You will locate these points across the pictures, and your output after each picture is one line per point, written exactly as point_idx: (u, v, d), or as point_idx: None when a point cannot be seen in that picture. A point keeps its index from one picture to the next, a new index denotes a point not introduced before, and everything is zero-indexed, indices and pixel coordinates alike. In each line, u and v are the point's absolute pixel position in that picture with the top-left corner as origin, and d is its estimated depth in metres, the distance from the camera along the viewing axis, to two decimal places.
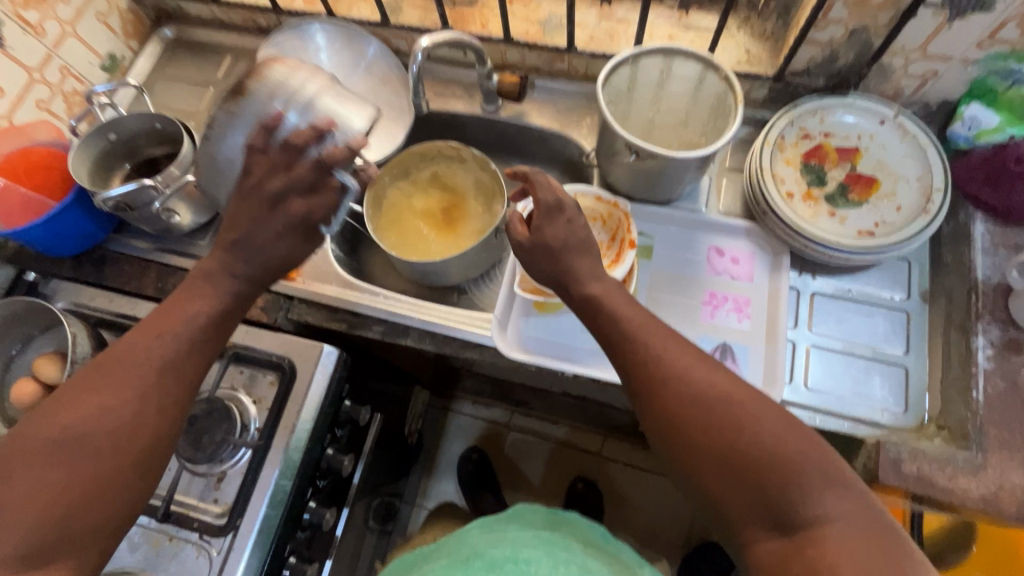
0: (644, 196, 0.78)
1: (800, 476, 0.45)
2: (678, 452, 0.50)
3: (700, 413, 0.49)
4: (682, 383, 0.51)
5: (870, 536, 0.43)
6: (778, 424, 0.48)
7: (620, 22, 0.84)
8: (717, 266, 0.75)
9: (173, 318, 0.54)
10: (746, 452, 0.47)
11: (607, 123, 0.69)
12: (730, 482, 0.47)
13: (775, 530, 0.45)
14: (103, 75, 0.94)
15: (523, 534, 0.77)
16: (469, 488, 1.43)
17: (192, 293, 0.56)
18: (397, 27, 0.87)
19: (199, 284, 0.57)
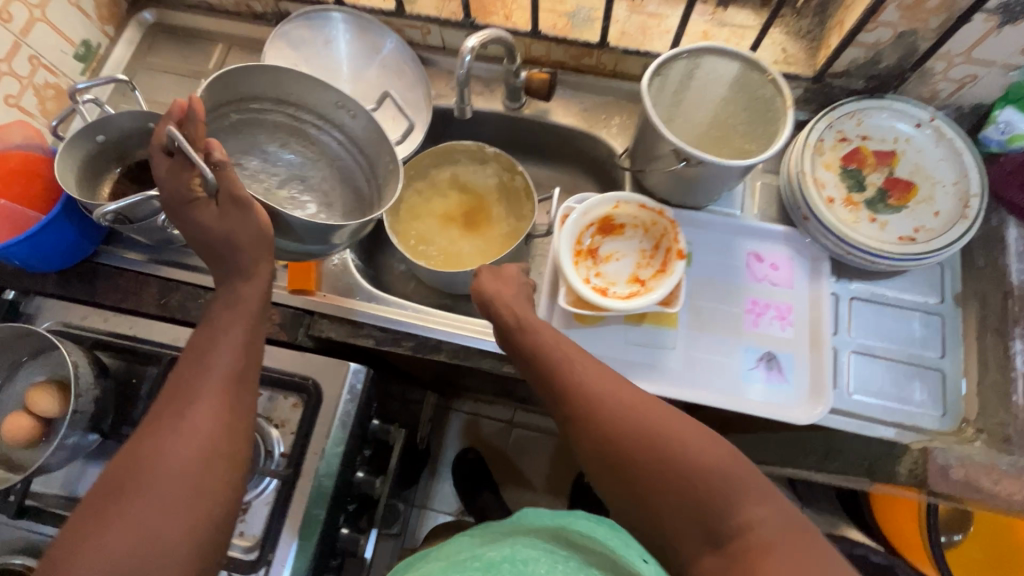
0: (683, 201, 0.76)
1: (724, 484, 0.48)
2: (618, 481, 0.52)
3: (624, 438, 0.52)
4: (611, 413, 0.54)
5: (787, 533, 0.46)
6: (695, 437, 0.51)
7: (652, 16, 0.80)
8: (756, 272, 0.74)
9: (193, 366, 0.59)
10: (672, 469, 0.49)
11: (655, 127, 0.66)
12: (667, 499, 0.49)
13: (709, 546, 0.47)
14: (77, 65, 0.84)
15: (523, 537, 0.67)
16: (467, 491, 1.40)
17: (210, 338, 0.61)
18: (414, 17, 0.81)
19: (222, 320, 0.62)
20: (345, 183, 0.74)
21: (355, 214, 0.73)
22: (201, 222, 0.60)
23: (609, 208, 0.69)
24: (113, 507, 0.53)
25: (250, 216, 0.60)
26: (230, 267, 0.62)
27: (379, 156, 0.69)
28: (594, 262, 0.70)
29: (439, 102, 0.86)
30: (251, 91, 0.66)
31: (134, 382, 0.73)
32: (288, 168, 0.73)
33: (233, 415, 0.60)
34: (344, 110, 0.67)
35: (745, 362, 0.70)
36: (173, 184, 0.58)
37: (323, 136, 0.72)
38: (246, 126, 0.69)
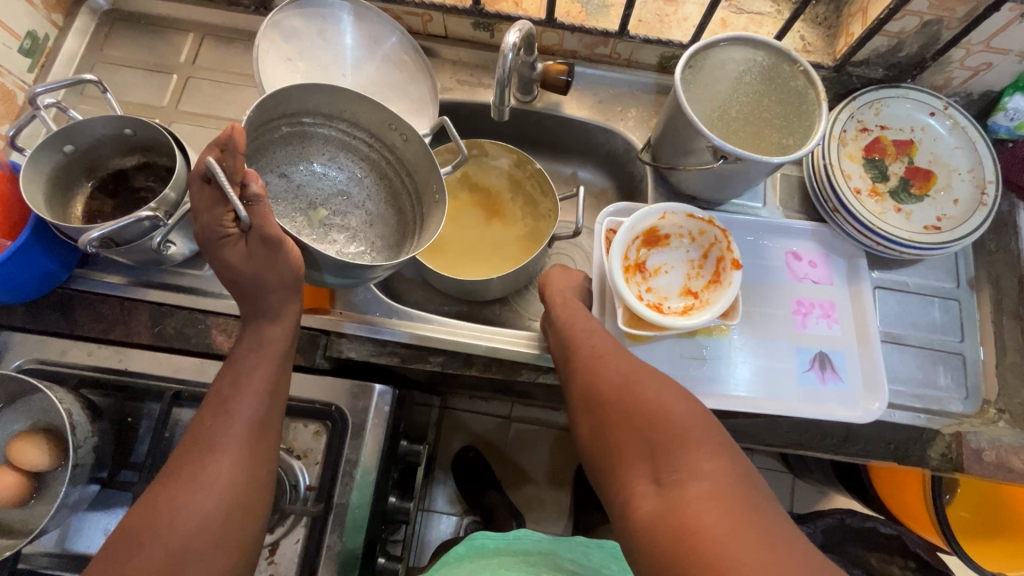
0: (710, 195, 0.74)
1: (683, 437, 0.51)
2: (595, 428, 0.57)
3: (607, 390, 0.57)
4: (599, 365, 0.59)
5: (735, 490, 0.47)
6: (678, 400, 0.54)
7: (668, 3, 0.77)
8: (796, 271, 0.74)
9: (226, 384, 0.56)
10: (643, 418, 0.53)
11: (693, 122, 0.62)
12: (632, 443, 0.53)
13: (653, 487, 0.50)
14: (24, 62, 0.72)
15: (509, 557, 0.70)
16: (468, 494, 1.27)
17: (239, 369, 0.57)
18: (416, 4, 0.75)
19: (250, 354, 0.57)
20: (388, 202, 0.72)
21: (394, 237, 0.71)
22: (229, 260, 0.55)
23: (654, 219, 0.68)
24: (127, 563, 0.47)
25: (279, 260, 0.55)
26: (259, 303, 0.57)
27: (427, 184, 0.66)
28: (643, 276, 0.69)
29: (445, 95, 0.80)
30: (305, 106, 0.64)
31: (131, 421, 0.67)
32: (334, 181, 0.71)
33: (256, 462, 0.54)
34: (395, 131, 0.65)
35: (799, 365, 0.70)
36: (206, 217, 0.53)
37: (372, 152, 0.70)
38: (296, 139, 0.67)
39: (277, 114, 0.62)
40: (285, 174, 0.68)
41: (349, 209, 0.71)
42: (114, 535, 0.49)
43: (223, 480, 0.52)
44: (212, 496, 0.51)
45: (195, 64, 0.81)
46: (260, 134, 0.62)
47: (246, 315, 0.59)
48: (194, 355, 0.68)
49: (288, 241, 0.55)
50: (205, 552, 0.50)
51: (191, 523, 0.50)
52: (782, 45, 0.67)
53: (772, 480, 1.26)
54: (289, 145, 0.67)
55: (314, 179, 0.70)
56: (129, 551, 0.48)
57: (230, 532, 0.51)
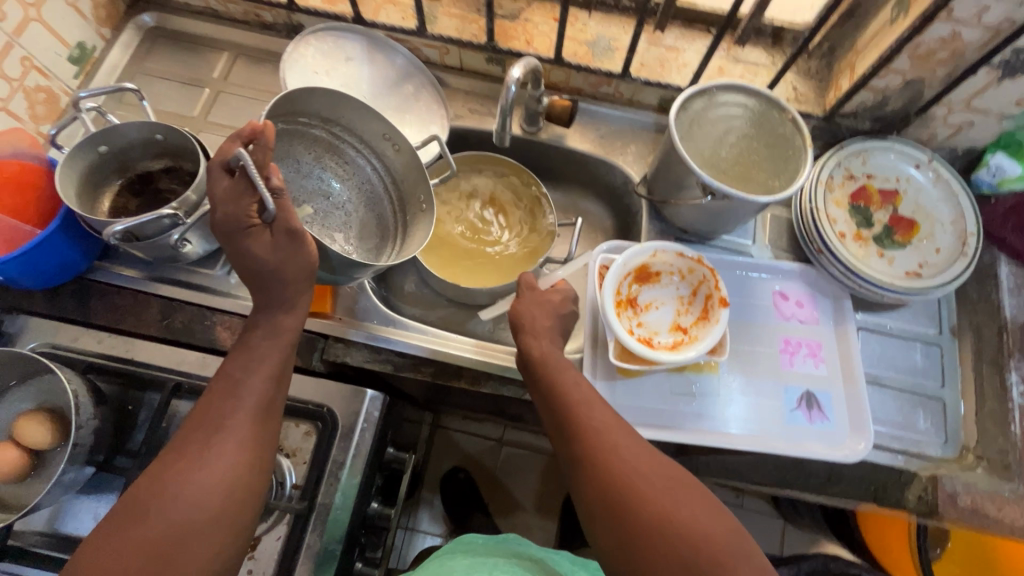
0: (701, 229, 0.77)
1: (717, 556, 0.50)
2: (618, 529, 0.53)
3: (621, 484, 0.54)
4: (615, 433, 0.58)
5: None
6: (698, 505, 0.53)
7: (670, 50, 0.82)
8: (784, 310, 0.76)
9: (240, 368, 0.59)
10: (671, 523, 0.51)
11: (685, 160, 0.66)
12: (662, 555, 0.50)
13: None
14: (72, 69, 0.79)
15: (503, 560, 0.71)
16: (453, 515, 1.27)
17: (246, 365, 0.59)
18: (434, 37, 0.81)
19: (261, 349, 0.61)
20: (367, 207, 0.77)
21: (374, 240, 0.77)
22: (254, 251, 0.58)
23: (646, 256, 0.70)
24: (128, 534, 0.49)
25: (302, 251, 0.60)
26: (275, 298, 0.62)
27: (413, 196, 0.75)
28: (634, 311, 0.71)
29: (456, 122, 0.85)
30: (306, 107, 0.70)
31: (131, 409, 0.69)
32: (319, 181, 0.76)
33: (259, 450, 0.57)
34: (390, 143, 0.72)
35: (787, 404, 0.72)
36: (231, 209, 0.55)
37: (362, 158, 0.76)
38: (286, 138, 0.72)
39: (277, 112, 0.67)
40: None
41: (330, 210, 0.76)
42: (120, 503, 0.51)
43: (231, 465, 0.54)
44: (216, 481, 0.53)
45: (227, 80, 0.87)
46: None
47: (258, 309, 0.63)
48: (198, 350, 0.72)
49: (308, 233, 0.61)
50: (203, 532, 0.51)
51: (195, 499, 0.52)
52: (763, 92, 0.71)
53: (759, 523, 1.25)
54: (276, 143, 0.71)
55: (299, 176, 0.74)
56: (133, 521, 0.50)
57: (230, 520, 0.53)
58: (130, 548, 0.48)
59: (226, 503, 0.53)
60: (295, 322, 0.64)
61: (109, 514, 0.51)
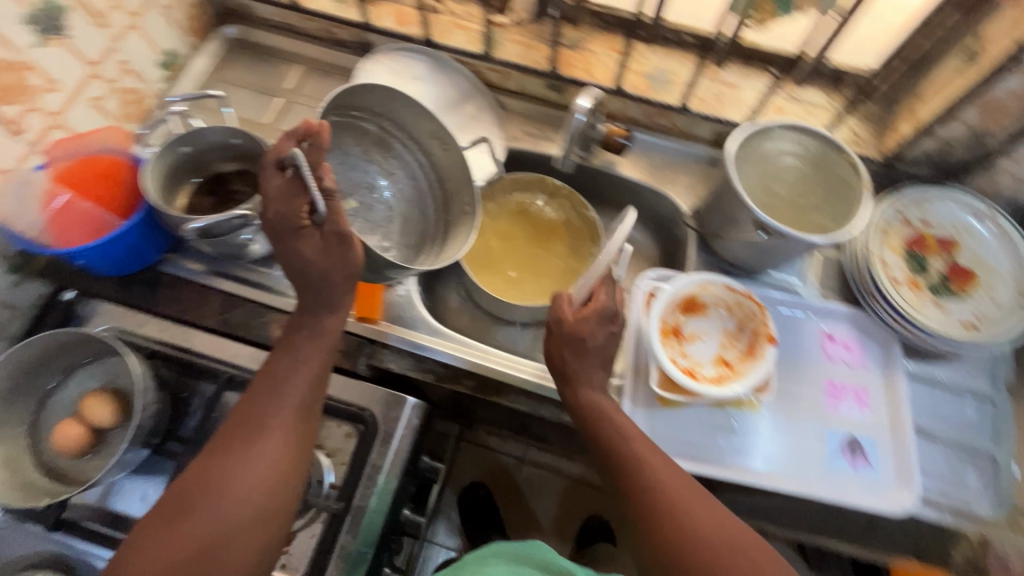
0: (750, 264, 0.77)
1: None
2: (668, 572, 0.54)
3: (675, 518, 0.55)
4: (660, 466, 0.59)
5: None
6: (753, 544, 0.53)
7: (728, 85, 0.82)
8: (830, 352, 0.75)
9: (281, 367, 0.61)
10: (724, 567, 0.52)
11: (740, 195, 0.67)
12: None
13: None
14: (160, 73, 0.85)
15: None
16: (470, 530, 1.27)
17: (289, 365, 0.61)
18: (497, 62, 0.84)
19: (302, 348, 0.62)
20: (409, 203, 0.81)
21: (413, 237, 0.80)
22: (304, 252, 0.61)
23: (695, 288, 0.72)
24: (177, 523, 0.52)
25: (349, 256, 0.62)
26: (320, 300, 0.63)
27: (457, 199, 0.78)
28: (679, 341, 0.71)
29: (512, 143, 0.88)
30: (359, 102, 0.75)
31: (185, 397, 0.72)
32: (365, 175, 0.80)
33: (299, 449, 0.59)
34: (438, 141, 0.77)
35: (830, 448, 0.70)
36: (283, 209, 0.59)
37: (408, 155, 0.80)
38: (338, 131, 0.77)
39: (331, 106, 0.73)
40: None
41: (373, 203, 0.80)
42: (169, 494, 0.54)
43: (273, 461, 0.56)
44: (257, 477, 0.55)
45: (298, 91, 0.92)
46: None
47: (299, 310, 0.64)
48: (252, 344, 0.75)
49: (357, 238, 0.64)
50: (246, 526, 0.53)
51: (238, 493, 0.54)
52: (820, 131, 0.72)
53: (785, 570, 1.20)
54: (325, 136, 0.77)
55: (347, 168, 0.79)
56: (180, 513, 0.52)
57: (271, 515, 0.55)
58: (177, 537, 0.51)
59: (269, 498, 0.55)
60: (338, 323, 0.66)
61: (155, 508, 0.54)
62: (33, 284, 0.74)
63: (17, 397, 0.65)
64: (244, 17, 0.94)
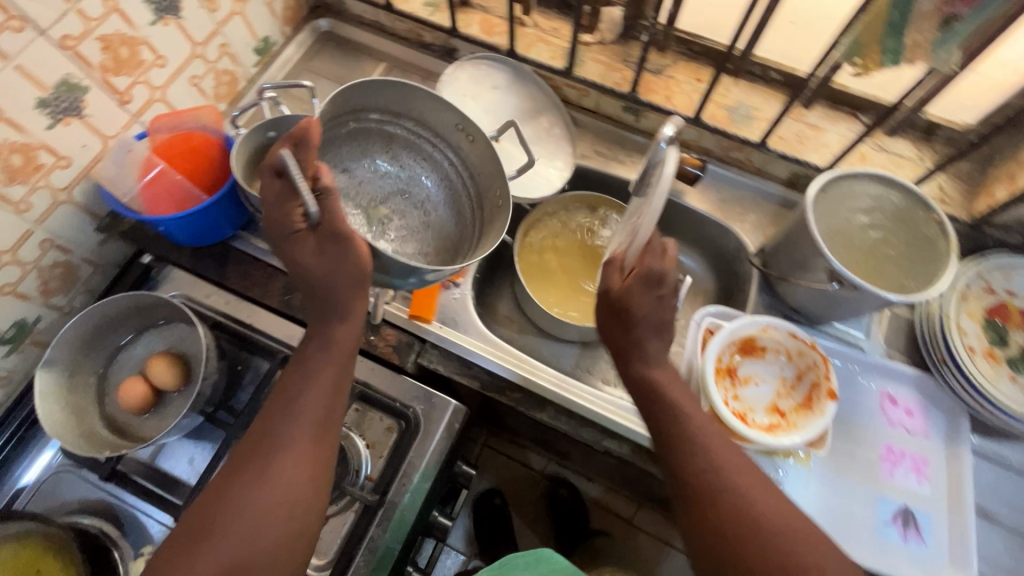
0: (815, 312, 0.74)
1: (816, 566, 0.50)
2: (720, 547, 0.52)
3: (759, 528, 0.52)
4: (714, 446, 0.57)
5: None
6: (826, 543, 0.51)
7: (811, 127, 0.81)
8: (890, 416, 0.72)
9: (294, 382, 0.59)
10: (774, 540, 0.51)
11: (818, 243, 0.65)
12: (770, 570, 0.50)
13: None
14: (254, 58, 0.89)
15: None
16: (483, 537, 1.26)
17: (303, 379, 0.59)
18: (578, 79, 0.84)
19: (316, 362, 0.60)
20: (444, 207, 0.74)
21: (449, 243, 0.73)
22: (301, 258, 0.58)
23: (756, 330, 0.70)
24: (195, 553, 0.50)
25: (350, 257, 0.57)
26: (329, 307, 0.60)
27: (489, 188, 0.71)
28: (732, 383, 0.69)
29: (581, 161, 0.88)
30: (375, 102, 0.70)
31: (239, 369, 0.75)
32: (394, 182, 0.74)
33: (319, 462, 0.57)
34: (463, 134, 0.70)
35: (881, 516, 0.67)
36: (278, 214, 0.56)
37: (436, 155, 0.74)
38: (362, 137, 0.73)
39: (344, 110, 0.68)
40: (347, 170, 0.72)
41: (407, 210, 0.73)
42: (189, 518, 0.54)
43: (295, 475, 0.55)
44: (280, 493, 0.54)
45: None
46: (328, 127, 0.68)
47: (315, 321, 0.62)
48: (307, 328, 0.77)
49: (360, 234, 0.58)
50: (274, 544, 0.53)
51: (261, 512, 0.53)
52: (902, 183, 0.69)
53: None
54: (350, 143, 0.72)
55: (376, 176, 0.74)
56: (201, 537, 0.51)
57: (296, 529, 0.54)
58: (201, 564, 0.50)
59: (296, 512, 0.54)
60: (352, 332, 0.62)
61: (174, 534, 0.53)
62: (115, 244, 0.78)
63: (91, 349, 0.69)
64: (337, 11, 0.97)
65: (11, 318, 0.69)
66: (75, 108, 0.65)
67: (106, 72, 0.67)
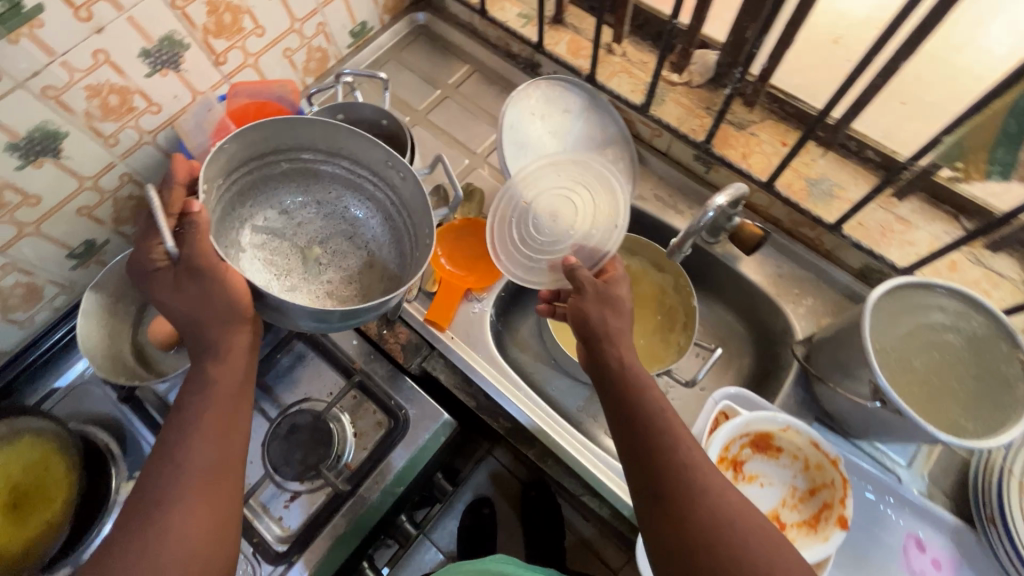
0: (855, 423, 0.66)
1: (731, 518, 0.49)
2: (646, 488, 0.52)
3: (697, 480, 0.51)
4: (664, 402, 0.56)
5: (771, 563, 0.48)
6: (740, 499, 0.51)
7: (899, 220, 0.73)
8: (912, 561, 0.63)
9: (172, 428, 0.52)
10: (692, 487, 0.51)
11: (867, 354, 0.58)
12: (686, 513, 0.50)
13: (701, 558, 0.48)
14: (349, 40, 0.92)
15: None
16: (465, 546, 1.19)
17: (180, 429, 0.52)
18: (653, 118, 0.81)
19: (190, 407, 0.53)
20: (387, 243, 0.68)
21: (384, 285, 0.67)
22: (159, 296, 0.52)
23: (775, 428, 0.63)
24: None
25: (211, 290, 0.51)
26: (201, 347, 0.53)
27: (420, 226, 0.64)
28: (735, 476, 0.64)
29: (638, 202, 0.84)
30: (304, 141, 0.63)
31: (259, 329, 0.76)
32: (331, 222, 0.68)
33: (222, 493, 0.52)
34: (393, 170, 0.63)
35: None
36: (141, 253, 0.53)
37: (377, 193, 0.67)
38: (297, 176, 0.67)
39: (268, 150, 0.62)
40: (284, 210, 0.67)
41: (348, 249, 0.68)
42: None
43: (192, 534, 0.49)
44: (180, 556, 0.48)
45: (458, 89, 0.96)
46: (252, 170, 0.62)
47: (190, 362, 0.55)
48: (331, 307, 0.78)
49: (229, 271, 0.51)
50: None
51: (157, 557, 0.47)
52: (990, 304, 0.60)
53: None
54: (287, 182, 0.66)
55: (314, 215, 0.68)
56: None
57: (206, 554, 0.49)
58: None
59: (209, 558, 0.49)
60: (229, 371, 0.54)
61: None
62: None
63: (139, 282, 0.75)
64: (437, 7, 0.99)
65: (82, 237, 0.75)
66: (174, 61, 0.70)
67: (207, 34, 0.71)
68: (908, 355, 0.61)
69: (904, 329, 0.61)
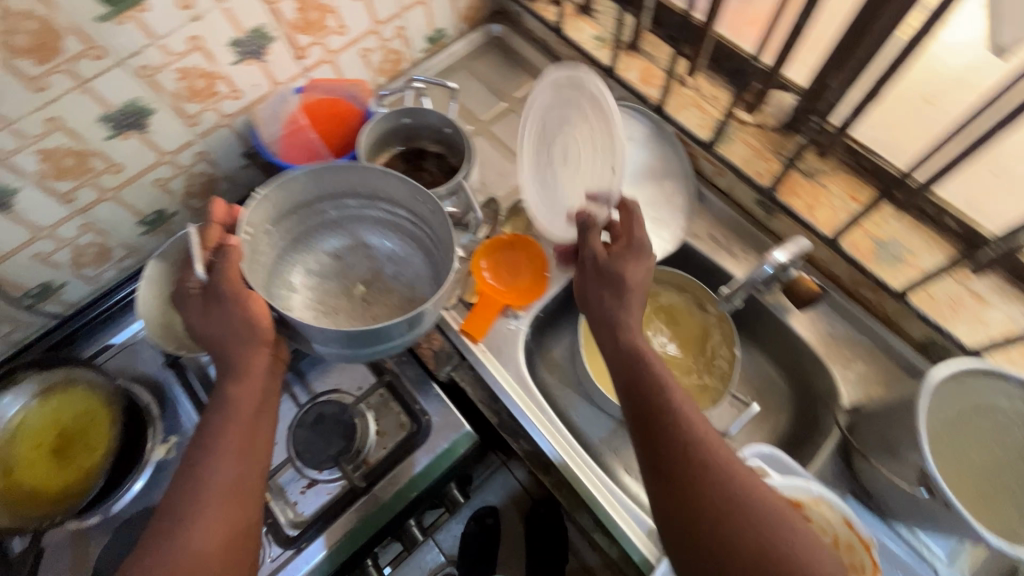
0: (895, 506, 0.62)
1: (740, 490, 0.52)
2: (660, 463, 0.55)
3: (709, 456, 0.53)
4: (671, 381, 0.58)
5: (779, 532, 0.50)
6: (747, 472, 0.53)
7: (973, 296, 0.68)
8: None
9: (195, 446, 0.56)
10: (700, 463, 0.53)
11: (919, 440, 0.54)
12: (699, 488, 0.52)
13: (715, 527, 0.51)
14: (424, 45, 0.94)
15: None
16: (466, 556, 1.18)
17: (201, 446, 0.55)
18: (718, 156, 0.79)
19: (210, 425, 0.56)
20: (422, 271, 0.69)
21: None
22: (189, 318, 0.58)
23: (806, 497, 0.60)
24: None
25: (232, 313, 0.56)
26: (224, 365, 0.58)
27: (443, 254, 0.65)
28: None
29: (690, 239, 0.82)
30: (344, 188, 0.67)
31: None
32: (375, 261, 0.71)
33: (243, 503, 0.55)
34: (422, 203, 0.64)
35: None
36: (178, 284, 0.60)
37: (416, 231, 0.69)
38: (348, 221, 0.71)
39: (311, 200, 0.66)
40: (334, 253, 0.71)
41: (389, 285, 0.70)
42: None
43: (209, 544, 0.52)
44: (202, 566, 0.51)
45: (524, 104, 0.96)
46: (301, 218, 0.67)
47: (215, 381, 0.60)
48: None
49: (250, 297, 0.57)
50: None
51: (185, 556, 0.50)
52: None
53: None
54: (336, 229, 0.71)
55: (360, 257, 0.71)
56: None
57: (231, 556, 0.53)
58: None
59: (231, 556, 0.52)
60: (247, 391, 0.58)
61: None
62: (252, 172, 0.88)
63: None
64: (513, 21, 1.00)
65: (154, 207, 0.80)
66: (259, 52, 0.74)
67: (293, 29, 0.74)
68: (962, 444, 0.57)
69: (961, 416, 0.57)
